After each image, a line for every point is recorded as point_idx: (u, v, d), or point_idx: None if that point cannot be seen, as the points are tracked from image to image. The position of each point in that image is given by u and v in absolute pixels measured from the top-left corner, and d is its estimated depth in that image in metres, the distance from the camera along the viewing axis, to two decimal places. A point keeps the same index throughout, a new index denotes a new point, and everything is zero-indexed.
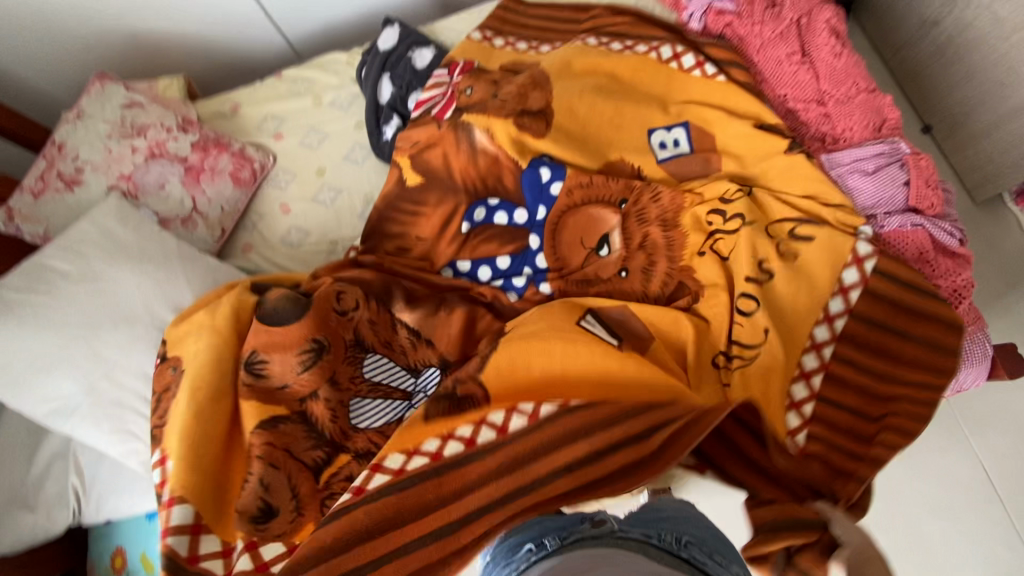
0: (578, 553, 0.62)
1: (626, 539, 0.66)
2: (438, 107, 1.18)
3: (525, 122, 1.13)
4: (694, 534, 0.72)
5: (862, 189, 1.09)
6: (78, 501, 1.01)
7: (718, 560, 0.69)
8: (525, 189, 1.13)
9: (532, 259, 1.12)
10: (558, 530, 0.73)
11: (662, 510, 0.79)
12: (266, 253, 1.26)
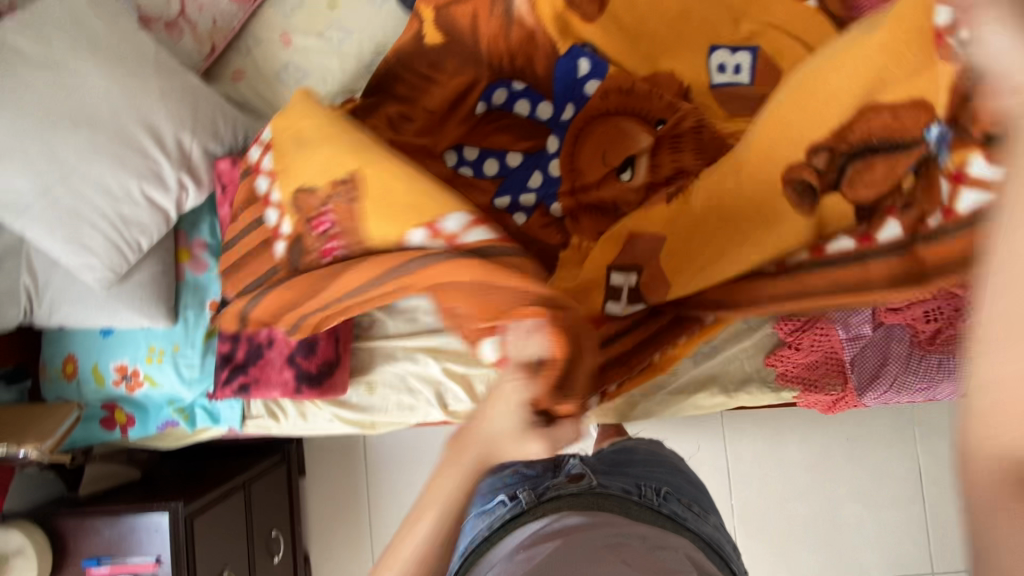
0: (563, 517, 0.59)
1: (606, 495, 0.64)
2: None
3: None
4: (669, 480, 0.72)
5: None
6: (30, 301, 0.98)
7: (696, 511, 0.69)
8: (556, 81, 1.01)
9: (545, 163, 1.05)
10: (531, 479, 0.71)
11: (635, 452, 0.79)
12: (257, 86, 1.13)
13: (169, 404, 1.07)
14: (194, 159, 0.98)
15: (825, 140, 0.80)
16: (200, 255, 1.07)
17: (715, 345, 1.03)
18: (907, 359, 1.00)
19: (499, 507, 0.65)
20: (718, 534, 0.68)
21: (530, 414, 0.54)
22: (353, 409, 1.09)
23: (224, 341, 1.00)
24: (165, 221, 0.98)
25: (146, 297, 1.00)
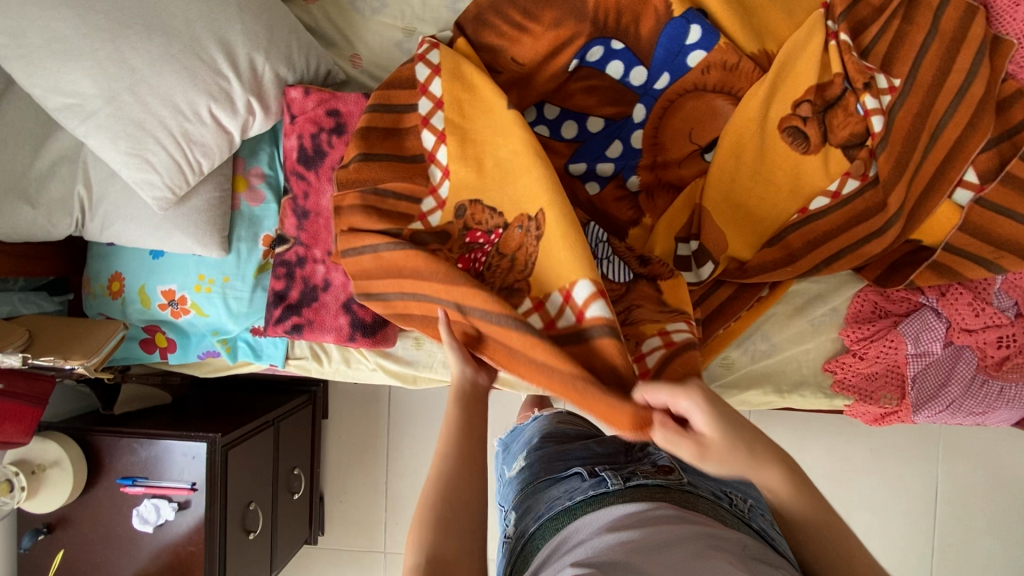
0: (653, 506, 0.55)
1: (695, 494, 0.61)
2: None
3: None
4: (748, 492, 0.69)
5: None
6: (83, 213, 0.95)
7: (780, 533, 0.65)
8: (659, 44, 0.95)
9: (628, 133, 1.01)
10: (606, 457, 0.69)
11: None
12: (332, 14, 1.06)
13: (212, 334, 1.05)
14: (265, 84, 0.93)
15: (807, 94, 0.95)
16: (257, 186, 1.03)
17: (774, 343, 1.02)
18: (969, 382, 0.99)
19: (579, 483, 0.62)
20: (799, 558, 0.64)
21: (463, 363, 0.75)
22: (396, 361, 1.07)
23: (279, 278, 0.97)
24: (228, 145, 0.93)
25: (202, 223, 0.96)
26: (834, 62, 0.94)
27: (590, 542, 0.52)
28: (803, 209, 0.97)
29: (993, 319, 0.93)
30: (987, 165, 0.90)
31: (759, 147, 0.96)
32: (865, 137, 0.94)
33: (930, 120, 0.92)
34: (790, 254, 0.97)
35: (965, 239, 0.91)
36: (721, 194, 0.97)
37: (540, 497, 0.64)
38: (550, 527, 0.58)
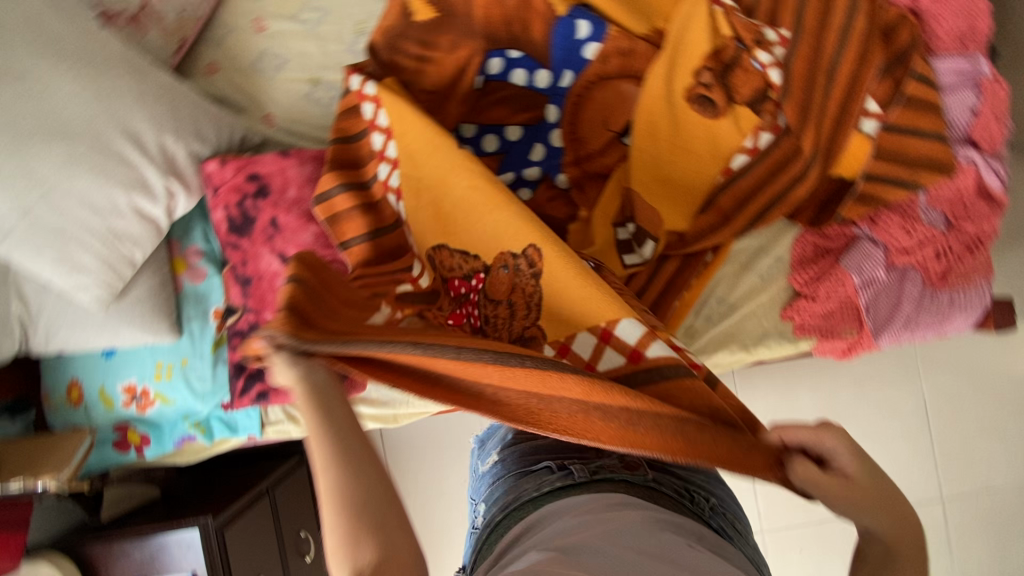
0: (615, 497, 0.56)
1: (658, 487, 0.61)
2: None
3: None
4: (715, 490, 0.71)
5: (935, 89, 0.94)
6: (24, 329, 0.93)
7: (745, 532, 0.66)
8: (554, 44, 0.96)
9: (546, 134, 1.04)
10: (577, 451, 0.69)
11: None
12: (236, 80, 1.07)
13: (183, 418, 1.05)
14: (179, 164, 0.92)
15: (705, 62, 0.98)
16: (196, 264, 1.03)
17: (730, 303, 1.04)
18: (920, 298, 1.02)
19: (547, 477, 0.63)
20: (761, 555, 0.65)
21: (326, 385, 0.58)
22: (373, 404, 1.07)
23: (236, 349, 0.97)
24: (156, 231, 0.93)
25: (147, 313, 0.96)
26: (722, 26, 0.98)
27: (548, 530, 0.53)
28: (725, 171, 0.99)
29: (925, 234, 0.97)
30: (884, 92, 0.94)
31: (671, 121, 0.99)
32: (765, 90, 0.97)
33: (823, 62, 0.95)
34: (723, 214, 1.00)
35: (881, 164, 0.94)
36: (643, 170, 1.00)
37: (508, 491, 0.65)
38: (515, 516, 0.59)
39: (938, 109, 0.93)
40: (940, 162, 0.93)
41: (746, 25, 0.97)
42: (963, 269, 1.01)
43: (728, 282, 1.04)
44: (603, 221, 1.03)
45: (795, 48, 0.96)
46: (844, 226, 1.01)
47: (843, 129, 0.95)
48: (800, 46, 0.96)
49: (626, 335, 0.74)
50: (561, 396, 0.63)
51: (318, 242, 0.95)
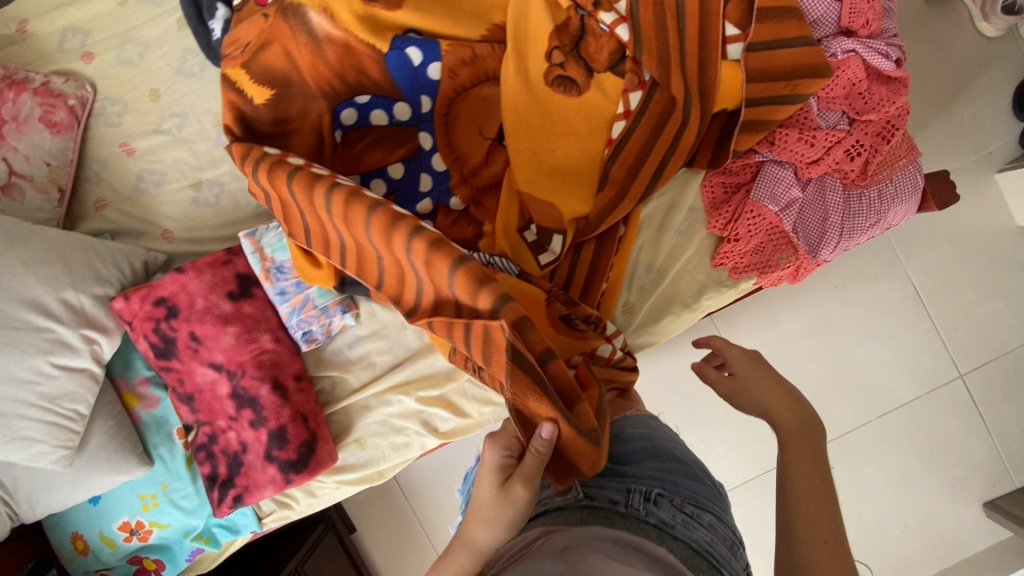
0: (539, 535, 0.65)
1: (587, 506, 0.68)
2: None
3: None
4: (662, 480, 0.73)
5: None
6: (9, 504, 0.98)
7: (690, 516, 0.69)
8: (395, 78, 0.92)
9: (427, 162, 1.02)
10: None
11: (629, 444, 0.82)
12: (126, 208, 1.09)
13: (185, 535, 1.08)
14: (89, 312, 0.95)
15: (552, 41, 0.94)
16: (146, 391, 1.06)
17: (659, 267, 1.02)
18: (846, 204, 0.97)
19: None
20: (710, 538, 0.68)
21: (504, 475, 0.70)
22: (352, 470, 1.09)
23: (204, 462, 1.00)
24: (93, 379, 0.96)
25: (112, 454, 0.99)
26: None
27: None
28: (608, 142, 0.96)
29: (829, 138, 0.92)
30: (737, 13, 0.88)
31: (539, 111, 0.96)
32: (621, 48, 0.93)
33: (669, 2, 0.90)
34: (621, 185, 0.97)
35: (757, 87, 0.89)
36: (523, 168, 0.97)
37: None
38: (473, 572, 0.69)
39: (800, 11, 0.87)
40: (818, 68, 0.86)
41: None
42: (883, 159, 0.95)
43: (650, 249, 1.02)
44: (508, 231, 1.01)
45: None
46: (747, 158, 0.96)
47: (710, 62, 0.90)
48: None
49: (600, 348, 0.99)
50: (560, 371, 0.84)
51: (242, 342, 0.98)
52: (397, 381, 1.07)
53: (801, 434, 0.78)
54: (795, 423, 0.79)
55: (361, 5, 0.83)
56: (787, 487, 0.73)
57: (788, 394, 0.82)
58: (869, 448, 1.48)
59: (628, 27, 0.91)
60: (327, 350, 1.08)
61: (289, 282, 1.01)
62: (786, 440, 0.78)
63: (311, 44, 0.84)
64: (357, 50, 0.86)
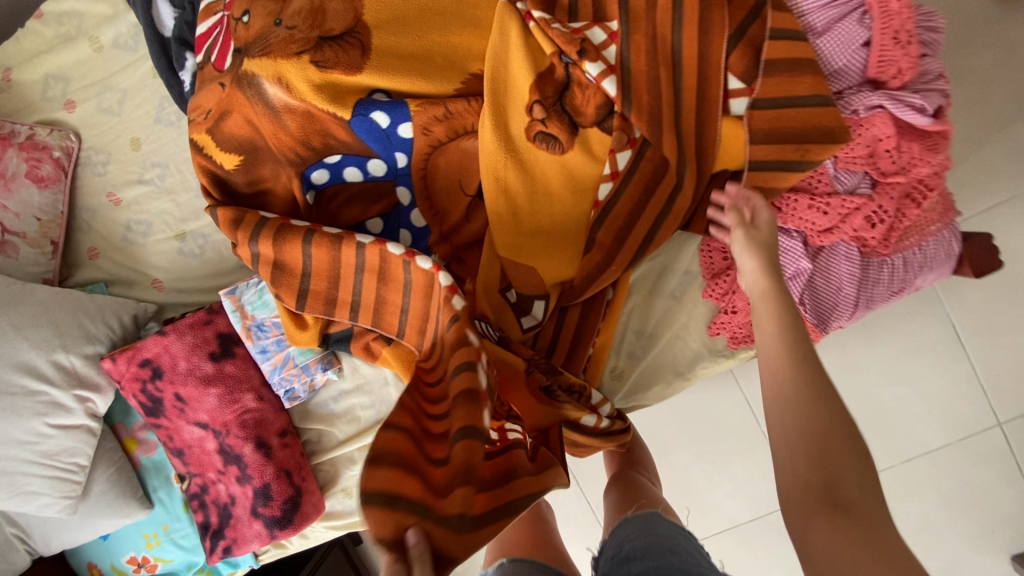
0: None
1: None
2: (217, 49, 0.84)
3: (326, 59, 0.78)
4: None
5: (805, 35, 0.77)
6: (25, 542, 1.05)
7: None
8: (365, 140, 0.86)
9: (406, 218, 0.96)
10: None
11: (635, 556, 0.70)
12: (117, 257, 1.10)
13: (188, 568, 1.12)
14: (81, 372, 0.98)
15: (532, 94, 0.84)
16: (145, 437, 1.09)
17: (650, 333, 0.95)
18: (865, 274, 0.86)
19: None
20: None
21: None
22: (340, 516, 1.10)
23: (197, 511, 1.04)
24: (90, 434, 1.00)
25: (114, 500, 1.04)
26: (542, 43, 0.84)
27: None
28: (594, 204, 0.88)
29: (846, 205, 0.81)
30: (743, 65, 0.77)
31: (520, 170, 0.87)
32: (608, 101, 0.84)
33: (663, 51, 0.79)
34: (608, 250, 0.89)
35: (762, 148, 0.78)
36: (501, 231, 0.89)
37: None
38: None
39: (816, 62, 0.75)
40: (831, 131, 0.75)
41: (564, 36, 0.82)
42: (911, 224, 0.83)
43: (640, 315, 0.94)
44: (488, 293, 0.93)
45: (627, 44, 0.80)
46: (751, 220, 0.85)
47: (709, 119, 0.80)
48: (632, 40, 0.80)
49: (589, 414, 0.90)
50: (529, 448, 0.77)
51: (224, 403, 0.99)
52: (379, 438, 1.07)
53: (782, 339, 0.67)
54: (761, 300, 0.72)
55: (317, 73, 0.79)
56: (779, 403, 0.63)
57: (767, 270, 0.73)
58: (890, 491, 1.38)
59: (617, 79, 0.81)
60: (312, 403, 1.08)
61: (270, 340, 1.01)
62: (762, 350, 0.69)
63: (270, 114, 0.81)
64: (318, 117, 0.82)
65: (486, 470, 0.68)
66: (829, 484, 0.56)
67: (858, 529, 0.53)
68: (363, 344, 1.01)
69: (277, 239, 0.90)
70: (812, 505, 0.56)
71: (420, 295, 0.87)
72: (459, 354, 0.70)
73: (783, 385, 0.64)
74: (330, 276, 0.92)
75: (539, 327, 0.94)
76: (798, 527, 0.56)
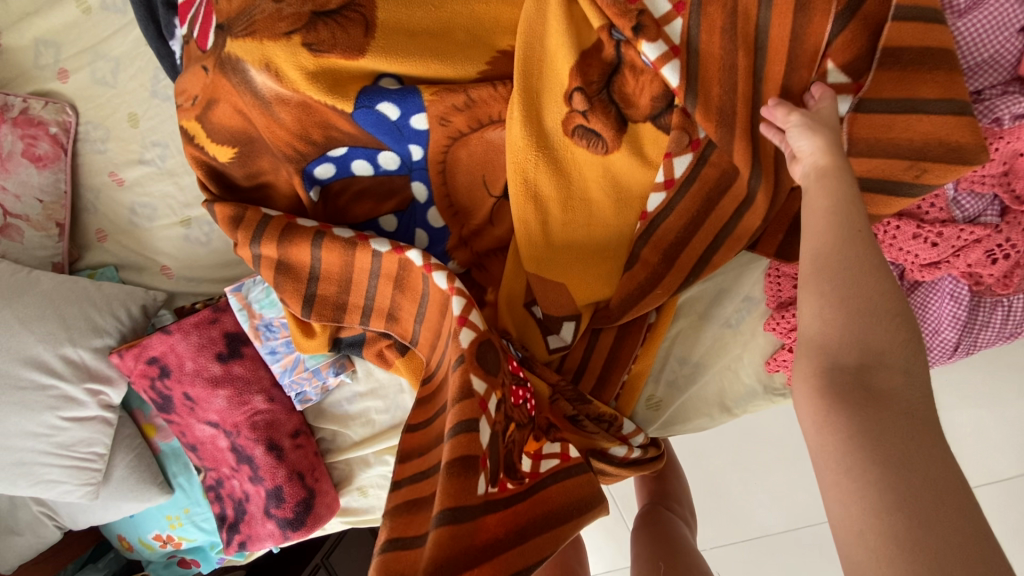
0: None
1: None
2: (200, 23, 0.74)
3: (320, 41, 0.66)
4: None
5: (942, 13, 0.58)
6: (55, 518, 1.08)
7: None
8: (375, 134, 0.74)
9: (422, 216, 0.84)
10: None
11: None
12: (124, 241, 1.04)
13: (211, 547, 1.14)
14: (90, 365, 0.95)
15: (573, 80, 0.68)
16: (162, 424, 1.07)
17: (695, 362, 0.83)
18: (971, 315, 0.70)
19: None
20: None
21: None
22: (355, 513, 1.06)
23: (213, 502, 1.03)
24: (106, 424, 0.98)
25: (135, 484, 1.03)
26: (588, 14, 0.66)
27: None
28: (640, 214, 0.74)
29: (964, 236, 0.64)
30: (849, 53, 0.60)
31: (553, 172, 0.72)
32: (665, 90, 0.67)
33: (744, 29, 0.61)
34: (654, 270, 0.76)
35: (864, 163, 0.61)
36: (528, 241, 0.76)
37: None
38: None
39: (950, 52, 0.57)
40: (959, 148, 0.58)
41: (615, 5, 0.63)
42: None
43: (687, 342, 0.82)
44: (513, 308, 0.82)
45: (695, 19, 0.62)
46: None
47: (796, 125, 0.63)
48: (703, 14, 0.62)
49: (620, 445, 0.80)
50: (555, 479, 0.70)
51: (234, 404, 0.95)
52: (395, 443, 1.01)
53: (837, 233, 0.53)
54: (817, 181, 0.56)
55: (310, 58, 0.67)
56: (822, 279, 0.51)
57: (829, 152, 0.57)
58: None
59: (681, 65, 0.63)
60: (327, 403, 1.03)
61: (279, 341, 0.94)
62: (806, 224, 0.56)
63: (260, 104, 0.71)
64: (316, 108, 0.71)
65: (497, 526, 0.62)
66: (866, 366, 0.47)
67: (892, 421, 0.45)
68: (377, 351, 0.93)
69: (282, 240, 0.80)
70: (840, 388, 0.47)
71: (437, 313, 0.79)
72: (459, 407, 0.65)
73: (833, 259, 0.52)
74: (341, 279, 0.83)
75: (569, 351, 0.82)
76: (817, 410, 0.47)
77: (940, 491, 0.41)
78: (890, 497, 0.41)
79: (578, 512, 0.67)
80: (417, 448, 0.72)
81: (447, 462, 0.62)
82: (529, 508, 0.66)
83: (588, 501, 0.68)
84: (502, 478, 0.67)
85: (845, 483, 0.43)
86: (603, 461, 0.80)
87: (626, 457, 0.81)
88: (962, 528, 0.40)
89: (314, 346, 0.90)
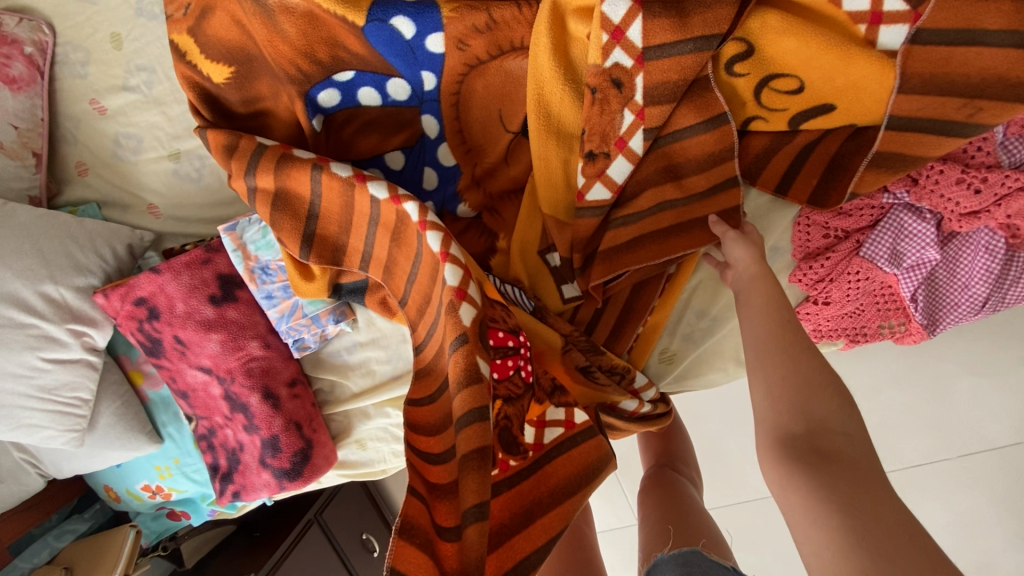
0: None
1: None
2: None
3: None
4: None
5: None
6: (39, 466, 1.04)
7: None
8: (384, 57, 0.68)
9: (433, 154, 0.79)
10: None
11: None
12: (107, 175, 0.97)
13: (202, 498, 1.11)
14: (73, 304, 0.89)
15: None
16: (151, 371, 1.03)
17: (713, 316, 0.81)
18: (1004, 269, 0.68)
19: None
20: None
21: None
22: (353, 466, 1.04)
23: (205, 452, 1.00)
24: (91, 368, 0.94)
25: (122, 433, 0.99)
26: None
27: None
28: (574, 209, 0.73)
29: (1010, 183, 0.60)
30: None
31: (578, 104, 0.67)
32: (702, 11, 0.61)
33: None
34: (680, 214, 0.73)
35: (915, 101, 0.58)
36: (546, 179, 0.72)
37: None
38: None
39: None
40: (1020, 84, 0.55)
41: None
42: None
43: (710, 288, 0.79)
44: (529, 253, 0.79)
45: None
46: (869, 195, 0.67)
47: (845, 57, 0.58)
48: None
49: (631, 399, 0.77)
50: (559, 450, 0.69)
51: (228, 349, 0.90)
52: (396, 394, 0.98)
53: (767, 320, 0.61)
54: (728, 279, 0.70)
55: None
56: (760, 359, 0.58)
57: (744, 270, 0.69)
58: (931, 486, 1.12)
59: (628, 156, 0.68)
60: (325, 352, 0.99)
61: (276, 285, 0.90)
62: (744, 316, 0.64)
63: (262, 15, 0.66)
64: (323, 20, 0.66)
65: (506, 506, 0.65)
66: (813, 432, 0.52)
67: (844, 477, 0.48)
68: (380, 298, 0.88)
69: (280, 171, 0.75)
70: (795, 449, 0.51)
71: (428, 275, 0.72)
72: (465, 394, 0.60)
73: (765, 346, 0.59)
74: (341, 221, 0.78)
75: (585, 298, 0.79)
76: (779, 474, 0.51)
77: (888, 525, 0.45)
78: (852, 538, 0.44)
79: (579, 486, 0.66)
80: (427, 425, 0.68)
81: (464, 456, 0.59)
82: (540, 480, 0.67)
83: (596, 468, 0.66)
84: (503, 458, 0.66)
85: (812, 531, 0.47)
86: (612, 415, 0.78)
87: (635, 411, 0.78)
88: (916, 557, 0.43)
89: (314, 291, 0.85)
